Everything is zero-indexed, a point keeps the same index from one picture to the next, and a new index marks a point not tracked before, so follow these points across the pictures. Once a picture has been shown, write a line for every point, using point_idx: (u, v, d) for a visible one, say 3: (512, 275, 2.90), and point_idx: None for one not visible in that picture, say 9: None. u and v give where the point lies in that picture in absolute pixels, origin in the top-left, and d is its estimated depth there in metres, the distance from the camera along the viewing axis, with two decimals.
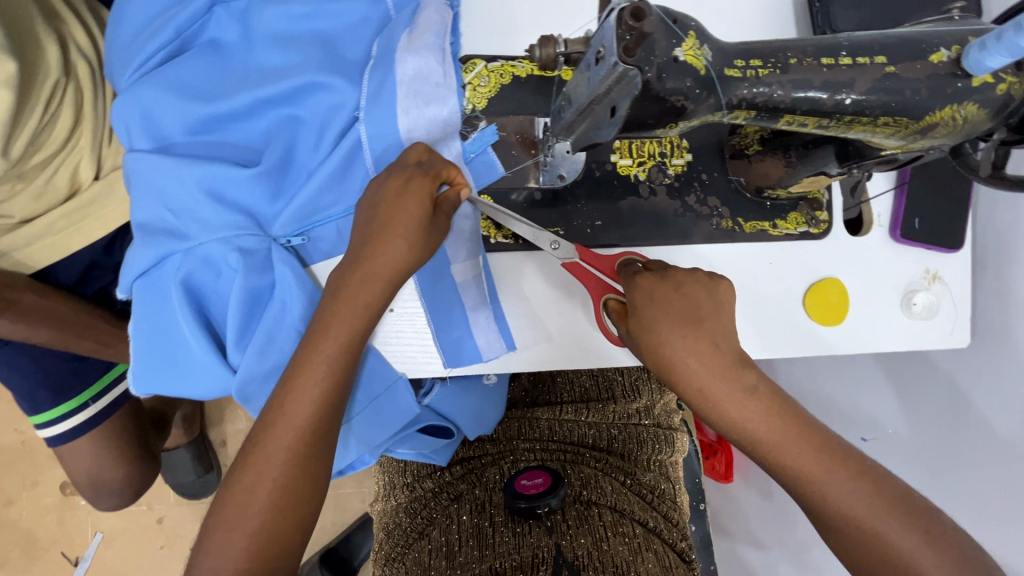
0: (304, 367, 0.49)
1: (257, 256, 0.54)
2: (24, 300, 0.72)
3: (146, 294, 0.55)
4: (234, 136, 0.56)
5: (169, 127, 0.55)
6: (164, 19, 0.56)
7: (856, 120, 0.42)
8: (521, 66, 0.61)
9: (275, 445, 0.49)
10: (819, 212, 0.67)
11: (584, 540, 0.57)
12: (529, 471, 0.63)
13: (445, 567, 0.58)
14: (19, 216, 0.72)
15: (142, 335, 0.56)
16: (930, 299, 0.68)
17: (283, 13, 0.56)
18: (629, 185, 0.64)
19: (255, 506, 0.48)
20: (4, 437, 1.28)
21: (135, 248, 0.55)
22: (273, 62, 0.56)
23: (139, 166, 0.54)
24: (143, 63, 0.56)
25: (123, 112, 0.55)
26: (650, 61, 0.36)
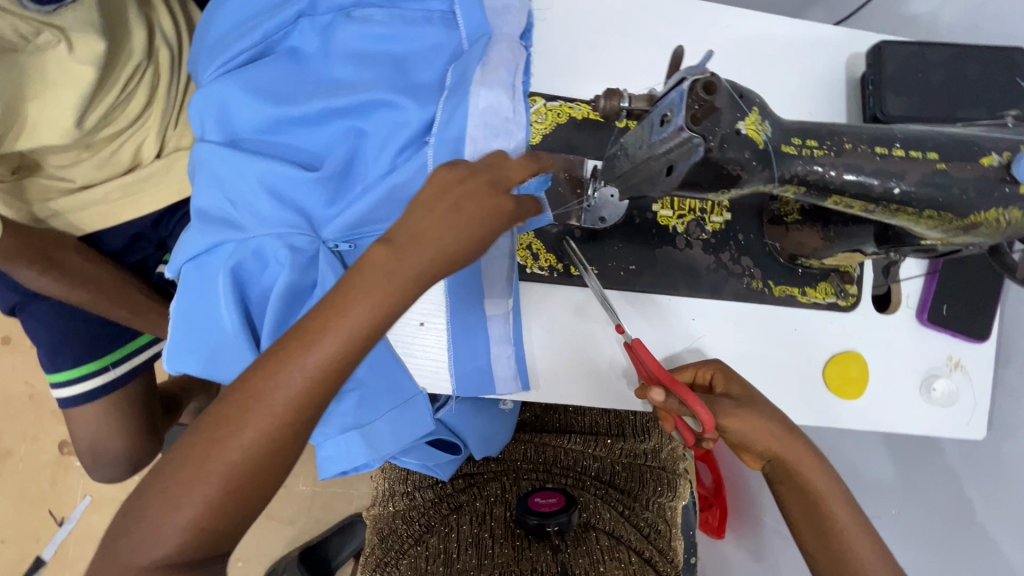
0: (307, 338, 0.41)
1: (304, 256, 0.56)
2: (67, 260, 0.75)
3: (194, 277, 0.58)
4: (300, 140, 0.58)
5: (241, 124, 0.58)
6: (252, 23, 0.60)
7: (902, 210, 0.44)
8: (579, 109, 0.64)
9: (237, 435, 0.41)
10: (849, 286, 0.68)
11: (582, 561, 0.61)
12: (544, 491, 0.66)
13: (443, 572, 0.61)
14: (79, 181, 0.76)
15: (183, 314, 0.58)
16: (950, 386, 0.68)
17: (364, 32, 0.59)
18: (666, 235, 0.65)
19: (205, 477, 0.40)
20: (13, 388, 1.31)
21: (191, 232, 0.58)
22: (347, 76, 0.59)
23: (209, 156, 0.58)
24: (226, 62, 0.59)
25: (201, 105, 0.59)
26: (714, 132, 0.38)
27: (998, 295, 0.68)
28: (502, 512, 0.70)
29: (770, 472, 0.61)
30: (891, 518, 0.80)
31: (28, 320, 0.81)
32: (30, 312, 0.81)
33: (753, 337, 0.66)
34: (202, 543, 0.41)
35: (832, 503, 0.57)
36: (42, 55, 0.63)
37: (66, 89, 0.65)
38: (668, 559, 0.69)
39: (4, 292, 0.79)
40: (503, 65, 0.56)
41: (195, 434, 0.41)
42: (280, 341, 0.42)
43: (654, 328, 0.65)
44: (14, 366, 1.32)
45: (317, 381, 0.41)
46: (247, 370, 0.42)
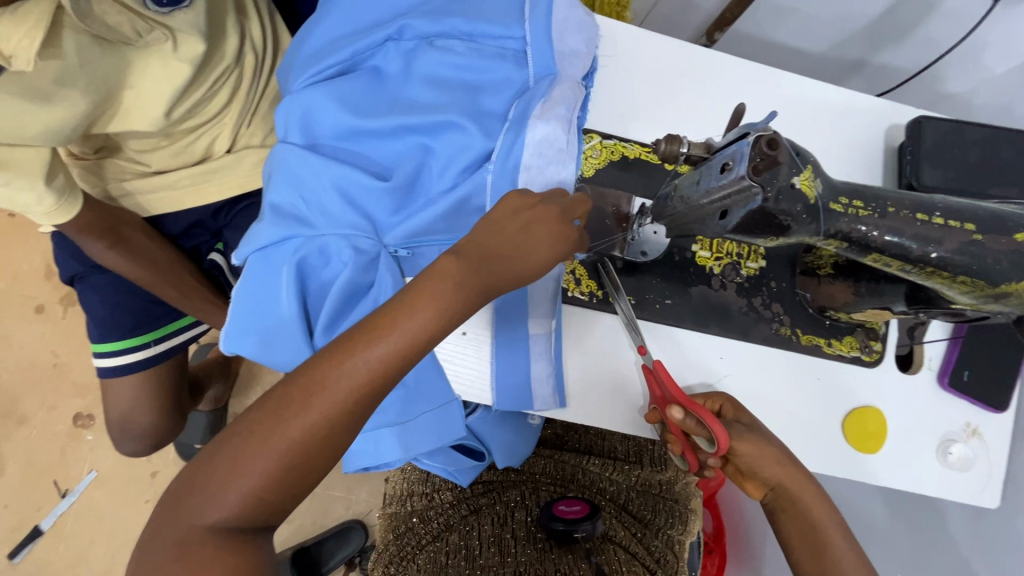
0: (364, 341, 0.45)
1: (366, 258, 0.61)
2: (135, 239, 0.80)
3: (259, 266, 0.62)
4: (373, 151, 0.63)
5: (321, 132, 0.63)
6: (342, 42, 0.65)
7: (936, 273, 0.47)
8: (632, 149, 0.69)
9: (298, 417, 0.43)
10: (873, 342, 0.70)
11: (603, 567, 0.65)
12: (567, 499, 0.68)
13: (466, 567, 0.65)
14: (154, 167, 0.82)
15: (245, 299, 0.62)
16: (966, 452, 0.70)
17: (442, 60, 0.64)
18: (702, 275, 0.69)
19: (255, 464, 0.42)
20: (41, 355, 1.35)
21: (263, 224, 0.62)
22: (422, 98, 0.64)
23: (289, 157, 0.63)
24: (314, 74, 0.65)
25: (287, 110, 0.64)
26: (772, 184, 0.42)
27: (1019, 367, 0.70)
28: (523, 516, 0.73)
29: (771, 501, 0.65)
30: None
31: (85, 290, 0.85)
32: (88, 283, 0.85)
33: (778, 382, 0.68)
34: (251, 519, 0.43)
35: (832, 538, 0.62)
36: (149, 52, 0.69)
37: (161, 83, 0.71)
38: None
39: (68, 261, 0.83)
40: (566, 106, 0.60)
41: (256, 414, 0.43)
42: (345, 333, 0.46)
43: (683, 363, 0.67)
44: (45, 335, 1.36)
45: (383, 368, 0.45)
46: (310, 358, 0.45)
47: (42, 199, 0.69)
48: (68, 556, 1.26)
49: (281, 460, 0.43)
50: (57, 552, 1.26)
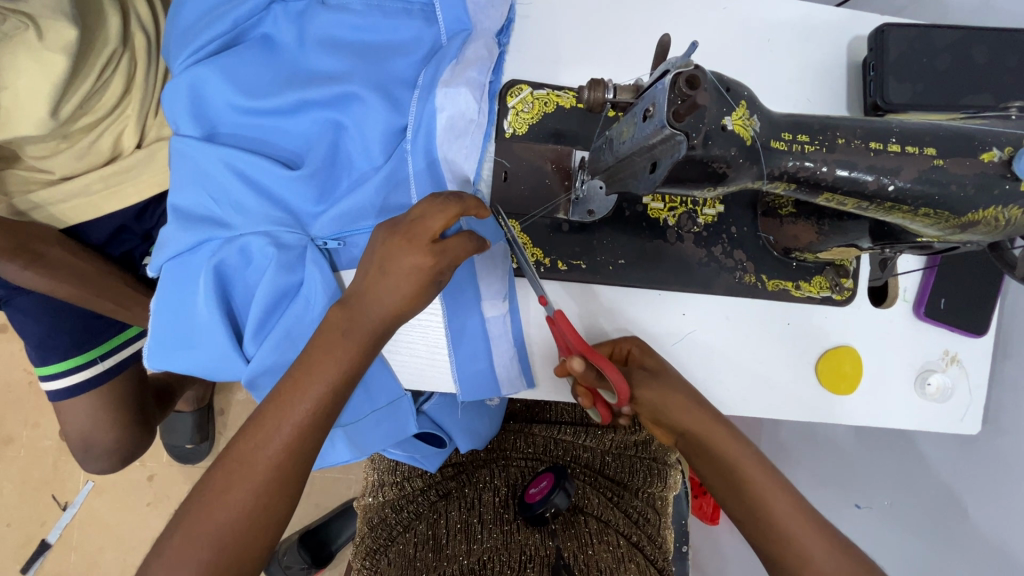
0: (288, 394, 0.46)
1: (291, 254, 0.55)
2: (51, 254, 0.73)
3: (177, 276, 0.57)
4: (280, 135, 0.57)
5: (220, 119, 0.57)
6: (222, 11, 0.57)
7: (896, 207, 0.42)
8: (566, 97, 0.62)
9: (223, 502, 0.44)
10: (844, 279, 0.66)
11: (571, 543, 0.64)
12: (535, 479, 0.68)
13: (432, 559, 0.63)
14: (59, 173, 0.75)
15: (168, 313, 0.57)
16: (945, 381, 0.67)
17: (340, 21, 0.57)
18: (657, 228, 0.64)
19: (207, 535, 0.43)
20: (12, 375, 1.32)
21: (172, 231, 0.56)
22: (325, 68, 0.57)
23: (185, 152, 0.56)
24: (197, 51, 0.57)
25: (173, 98, 0.57)
26: (698, 128, 0.36)
27: (998, 289, 0.67)
28: (491, 498, 0.71)
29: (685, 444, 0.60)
30: (884, 508, 0.81)
31: (16, 312, 0.80)
32: (16, 306, 0.80)
33: (747, 332, 0.65)
34: None
35: (753, 474, 0.56)
36: (12, 44, 0.61)
37: (37, 79, 0.63)
38: (658, 544, 0.72)
39: None
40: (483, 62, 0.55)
41: (185, 511, 0.44)
42: (252, 415, 0.46)
43: (644, 324, 0.64)
44: (13, 353, 1.32)
45: (293, 438, 0.45)
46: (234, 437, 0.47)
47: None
48: (78, 566, 1.28)
49: (213, 549, 0.43)
50: (67, 564, 1.27)
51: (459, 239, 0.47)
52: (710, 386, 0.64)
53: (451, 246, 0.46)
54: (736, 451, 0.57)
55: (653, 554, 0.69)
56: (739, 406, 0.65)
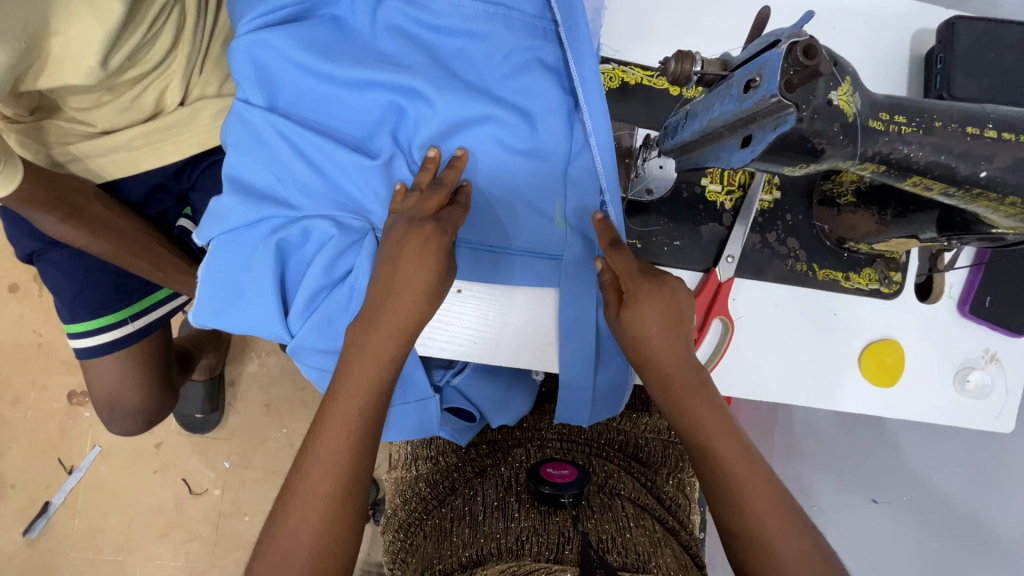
0: (342, 404, 0.52)
1: (350, 238, 0.55)
2: (91, 209, 0.71)
3: (231, 245, 0.57)
4: (344, 117, 0.57)
5: (285, 92, 0.57)
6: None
7: (983, 195, 0.42)
8: (632, 73, 0.62)
9: (306, 520, 0.49)
10: (893, 272, 0.66)
11: (607, 526, 0.60)
12: (555, 463, 0.65)
13: (469, 534, 0.61)
14: (100, 126, 0.73)
15: (216, 280, 0.57)
16: (984, 378, 0.68)
17: (414, 14, 0.56)
18: (713, 211, 0.64)
19: (302, 546, 0.49)
20: (22, 336, 1.29)
21: (230, 202, 0.56)
22: (396, 57, 0.57)
23: (253, 123, 0.56)
24: (265, 15, 0.56)
25: (238, 64, 0.56)
26: (808, 101, 0.36)
27: None
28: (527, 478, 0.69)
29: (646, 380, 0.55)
30: (902, 504, 0.83)
31: (47, 268, 0.79)
32: (47, 260, 0.78)
33: (796, 319, 0.65)
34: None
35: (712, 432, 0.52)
36: None
37: (91, 26, 0.61)
38: (689, 528, 0.72)
39: (23, 238, 0.76)
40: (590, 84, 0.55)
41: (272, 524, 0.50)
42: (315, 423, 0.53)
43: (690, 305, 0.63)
44: (24, 314, 1.30)
45: (344, 436, 0.51)
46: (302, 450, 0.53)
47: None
48: (84, 530, 1.27)
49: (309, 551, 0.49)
50: (72, 527, 1.27)
51: (641, 289, 0.53)
52: (753, 370, 0.65)
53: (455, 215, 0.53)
54: (695, 405, 0.52)
55: (687, 540, 0.69)
56: (779, 394, 0.65)
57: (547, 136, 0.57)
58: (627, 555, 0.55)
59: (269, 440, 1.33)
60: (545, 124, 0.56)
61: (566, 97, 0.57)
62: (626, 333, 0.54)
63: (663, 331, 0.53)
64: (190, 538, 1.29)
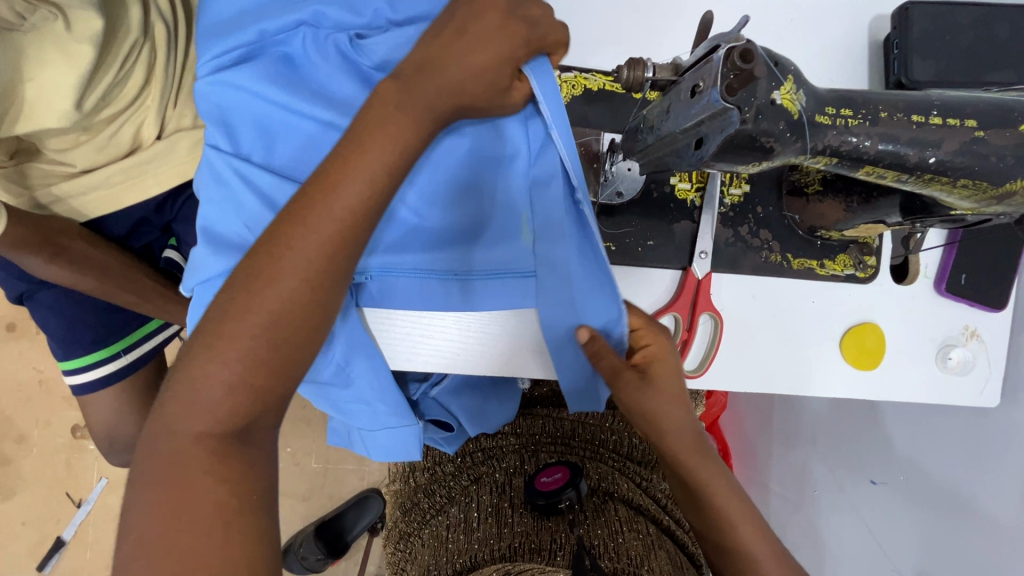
0: (348, 162, 0.44)
1: None
2: (75, 247, 0.72)
3: (206, 295, 0.57)
4: (306, 158, 0.57)
5: (248, 136, 0.58)
6: (246, 23, 0.58)
7: (935, 179, 0.43)
8: (594, 79, 0.63)
9: (256, 310, 0.42)
10: (867, 257, 0.67)
11: (600, 531, 0.61)
12: (548, 469, 0.66)
13: (463, 540, 0.63)
14: (80, 165, 0.73)
15: None
16: (966, 355, 0.68)
17: (368, 49, 0.57)
18: (684, 209, 0.65)
19: (240, 343, 0.42)
20: (22, 374, 1.30)
21: (203, 254, 0.57)
22: (353, 96, 0.57)
23: (222, 173, 0.58)
24: (224, 61, 0.58)
25: (205, 113, 0.58)
26: (750, 102, 0.37)
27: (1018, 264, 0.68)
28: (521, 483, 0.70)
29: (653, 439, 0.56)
30: (898, 484, 0.84)
31: (38, 308, 0.79)
32: (38, 300, 0.79)
33: (773, 311, 0.66)
34: (244, 402, 0.42)
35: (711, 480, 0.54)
36: (39, 35, 0.60)
37: (62, 70, 0.61)
38: (686, 528, 0.73)
39: (11, 280, 0.77)
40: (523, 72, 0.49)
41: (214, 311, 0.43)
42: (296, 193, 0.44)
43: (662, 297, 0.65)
44: (23, 352, 1.31)
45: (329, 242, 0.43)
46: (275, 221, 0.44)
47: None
48: (95, 562, 1.28)
49: (218, 424, 0.42)
50: (84, 560, 1.28)
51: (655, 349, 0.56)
52: (733, 363, 0.65)
53: (507, 39, 0.45)
54: (694, 461, 0.54)
55: (683, 539, 0.70)
56: (760, 384, 0.66)
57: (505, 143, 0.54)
58: (617, 560, 0.56)
59: None
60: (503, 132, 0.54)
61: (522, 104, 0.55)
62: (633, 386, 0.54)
63: (673, 393, 0.55)
64: None
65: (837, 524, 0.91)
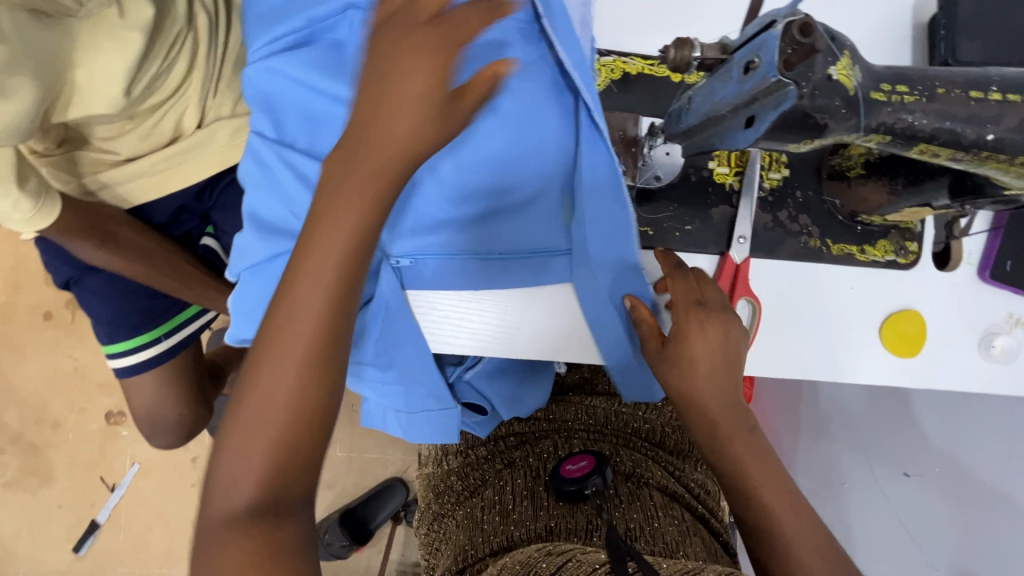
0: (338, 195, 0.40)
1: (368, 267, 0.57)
2: (122, 234, 0.74)
3: (252, 278, 0.59)
4: None
5: (292, 122, 0.59)
6: (294, 10, 0.59)
7: (991, 157, 0.42)
8: (634, 64, 0.63)
9: (276, 364, 0.41)
10: (909, 242, 0.66)
11: (636, 515, 0.61)
12: (573, 457, 0.65)
13: (501, 522, 0.64)
14: (124, 154, 0.75)
15: (241, 307, 0.59)
16: (1010, 343, 0.66)
17: None
18: (722, 194, 0.64)
19: (272, 404, 0.41)
20: (58, 362, 1.34)
21: (251, 240, 0.59)
22: None
23: (267, 158, 0.59)
24: (272, 47, 0.59)
25: (253, 100, 0.59)
26: (807, 77, 0.37)
27: None
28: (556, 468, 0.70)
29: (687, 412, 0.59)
30: (934, 476, 0.82)
31: (85, 294, 0.82)
32: (85, 286, 0.82)
33: (812, 297, 0.65)
34: (290, 456, 0.41)
35: (748, 466, 0.56)
36: (93, 24, 0.62)
37: (113, 58, 0.64)
38: (717, 516, 0.74)
39: (59, 266, 0.80)
40: (532, 46, 0.55)
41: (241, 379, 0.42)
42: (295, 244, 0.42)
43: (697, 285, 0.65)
44: (59, 341, 1.35)
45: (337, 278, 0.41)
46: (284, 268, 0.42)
47: (19, 205, 0.63)
48: (128, 544, 1.32)
49: (260, 493, 0.40)
50: (117, 542, 1.32)
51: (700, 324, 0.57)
52: (771, 349, 0.65)
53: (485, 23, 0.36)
54: (735, 441, 0.57)
55: (716, 527, 0.70)
56: (798, 370, 0.66)
57: (541, 120, 0.56)
58: (653, 543, 0.56)
59: None
60: (543, 114, 0.56)
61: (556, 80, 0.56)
62: (672, 369, 0.57)
63: (710, 371, 0.57)
64: None
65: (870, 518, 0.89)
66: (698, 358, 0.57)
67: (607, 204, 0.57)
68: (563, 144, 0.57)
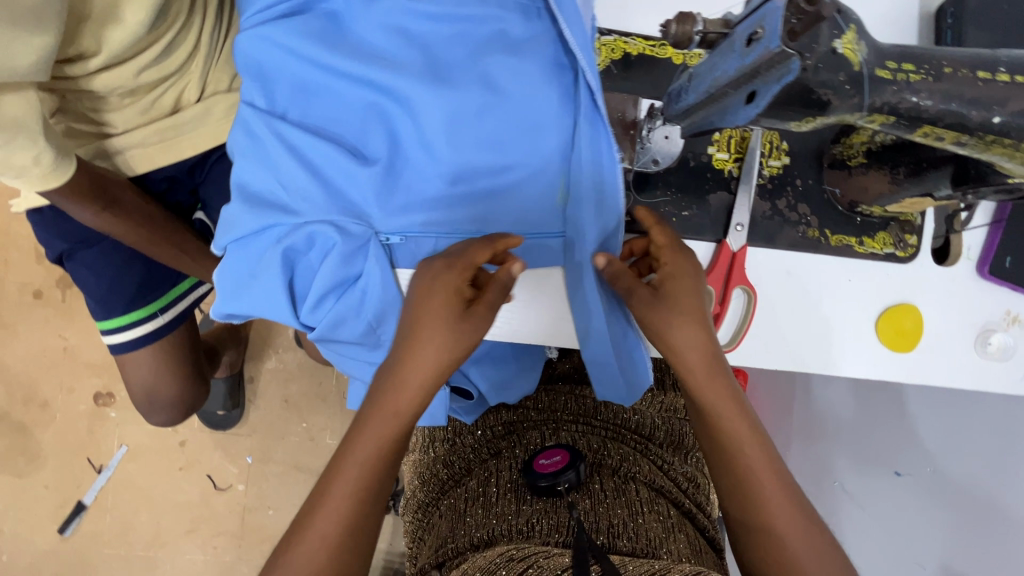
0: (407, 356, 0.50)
1: (356, 243, 0.56)
2: (126, 199, 0.72)
3: (240, 253, 0.58)
4: (341, 117, 0.57)
5: (285, 93, 0.58)
6: None
7: (997, 142, 0.41)
8: (634, 44, 0.62)
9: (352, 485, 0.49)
10: (909, 236, 0.65)
11: (620, 510, 0.60)
12: (547, 451, 0.65)
13: (482, 515, 0.62)
14: (121, 127, 0.74)
15: (227, 281, 0.58)
16: (1007, 341, 0.66)
17: (410, 9, 0.57)
18: (720, 180, 0.63)
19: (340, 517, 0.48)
20: (47, 341, 1.33)
21: (239, 212, 0.58)
22: (390, 53, 0.57)
23: (257, 130, 0.58)
24: (268, 15, 0.58)
25: (246, 69, 0.58)
26: (812, 48, 0.36)
27: None
28: None
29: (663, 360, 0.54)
30: (925, 476, 0.82)
31: (79, 268, 0.81)
32: (77, 259, 0.80)
33: (807, 288, 0.64)
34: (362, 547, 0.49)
35: (748, 447, 0.51)
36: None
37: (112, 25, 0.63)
38: (705, 511, 0.72)
39: (52, 240, 0.79)
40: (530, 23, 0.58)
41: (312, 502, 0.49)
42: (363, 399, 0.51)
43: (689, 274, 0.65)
44: (49, 320, 1.33)
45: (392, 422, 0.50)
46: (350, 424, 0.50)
47: (39, 158, 0.61)
48: (114, 527, 1.31)
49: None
50: (103, 524, 1.30)
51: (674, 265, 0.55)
52: (765, 340, 0.64)
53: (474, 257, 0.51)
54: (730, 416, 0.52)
55: (703, 522, 0.69)
56: (791, 362, 0.65)
57: (537, 102, 0.57)
58: (637, 540, 0.56)
59: (290, 435, 1.34)
60: (541, 96, 0.57)
61: (554, 63, 0.57)
62: (656, 306, 0.53)
63: (691, 320, 0.52)
64: (217, 533, 1.31)
65: (863, 519, 0.87)
66: (675, 297, 0.53)
67: (600, 188, 0.57)
68: (559, 124, 0.57)
